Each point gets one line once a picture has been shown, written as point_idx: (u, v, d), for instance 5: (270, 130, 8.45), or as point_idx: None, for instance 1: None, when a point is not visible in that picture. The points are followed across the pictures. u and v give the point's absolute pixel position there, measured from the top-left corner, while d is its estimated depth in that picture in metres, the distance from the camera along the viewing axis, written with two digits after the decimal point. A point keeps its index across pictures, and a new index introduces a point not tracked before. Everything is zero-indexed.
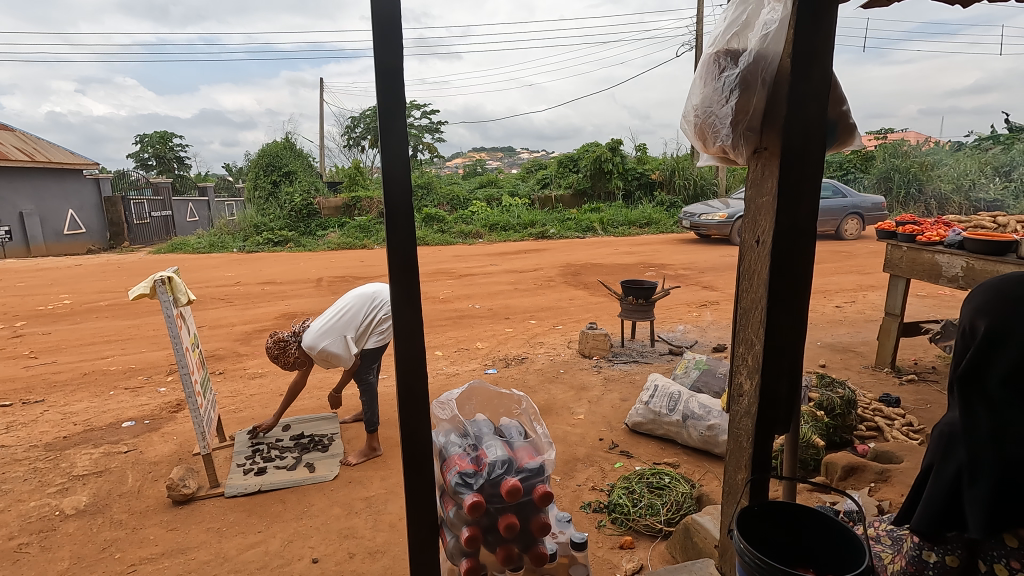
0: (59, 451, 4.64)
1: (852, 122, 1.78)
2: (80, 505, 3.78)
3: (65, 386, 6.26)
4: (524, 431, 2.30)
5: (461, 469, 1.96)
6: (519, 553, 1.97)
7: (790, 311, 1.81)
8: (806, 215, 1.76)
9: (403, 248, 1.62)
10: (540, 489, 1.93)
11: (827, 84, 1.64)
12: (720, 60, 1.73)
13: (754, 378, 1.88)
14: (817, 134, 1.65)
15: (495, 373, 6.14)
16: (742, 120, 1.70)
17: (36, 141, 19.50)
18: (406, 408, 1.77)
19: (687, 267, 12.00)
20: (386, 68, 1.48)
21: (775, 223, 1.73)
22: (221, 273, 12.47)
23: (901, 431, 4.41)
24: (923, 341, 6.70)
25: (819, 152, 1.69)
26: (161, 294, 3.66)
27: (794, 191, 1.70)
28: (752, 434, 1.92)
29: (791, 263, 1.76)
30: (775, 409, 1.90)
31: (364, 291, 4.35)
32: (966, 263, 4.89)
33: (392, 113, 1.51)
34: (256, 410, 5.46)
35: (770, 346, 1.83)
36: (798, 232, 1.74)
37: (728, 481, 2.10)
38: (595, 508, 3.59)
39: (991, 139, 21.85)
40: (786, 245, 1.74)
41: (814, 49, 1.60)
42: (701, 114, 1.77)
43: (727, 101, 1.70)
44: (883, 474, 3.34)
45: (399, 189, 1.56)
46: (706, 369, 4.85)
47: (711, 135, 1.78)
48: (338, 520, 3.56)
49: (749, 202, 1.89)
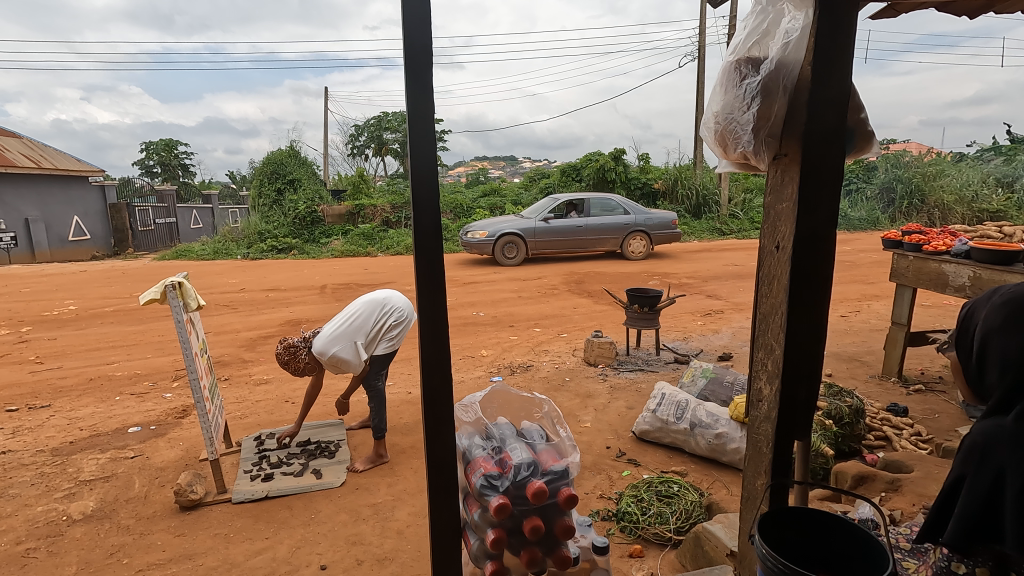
0: (66, 455, 4.64)
1: (870, 129, 1.79)
2: (87, 510, 3.77)
3: (71, 392, 6.26)
4: (547, 433, 2.30)
5: (487, 471, 1.96)
6: (543, 556, 1.97)
7: (810, 318, 1.82)
8: (827, 222, 1.76)
9: (431, 262, 1.66)
10: (565, 491, 1.94)
11: (846, 92, 1.67)
12: (741, 67, 1.73)
13: (773, 382, 1.89)
14: (836, 141, 1.67)
15: (500, 381, 6.14)
16: (764, 127, 1.71)
17: (43, 148, 19.63)
18: (431, 408, 1.78)
19: (690, 276, 12.02)
20: (416, 89, 1.53)
21: (795, 228, 1.75)
22: (225, 280, 12.51)
23: (910, 440, 4.40)
24: (929, 351, 6.69)
25: (839, 159, 1.71)
26: (172, 299, 3.67)
27: (814, 197, 1.72)
28: (771, 439, 1.93)
29: (812, 268, 1.77)
30: (794, 415, 1.91)
31: (373, 297, 4.37)
32: (972, 273, 4.90)
33: (422, 130, 1.56)
34: (262, 416, 5.46)
35: (790, 352, 1.84)
36: (818, 238, 1.75)
37: (746, 487, 2.10)
38: (603, 515, 3.57)
39: (992, 151, 21.96)
40: (807, 251, 1.75)
41: (833, 60, 1.64)
42: (721, 121, 1.79)
43: (748, 108, 1.71)
44: (893, 484, 3.33)
45: (428, 204, 1.61)
46: (713, 378, 4.84)
47: (732, 141, 1.77)
48: (345, 526, 3.56)
49: (768, 209, 1.91)
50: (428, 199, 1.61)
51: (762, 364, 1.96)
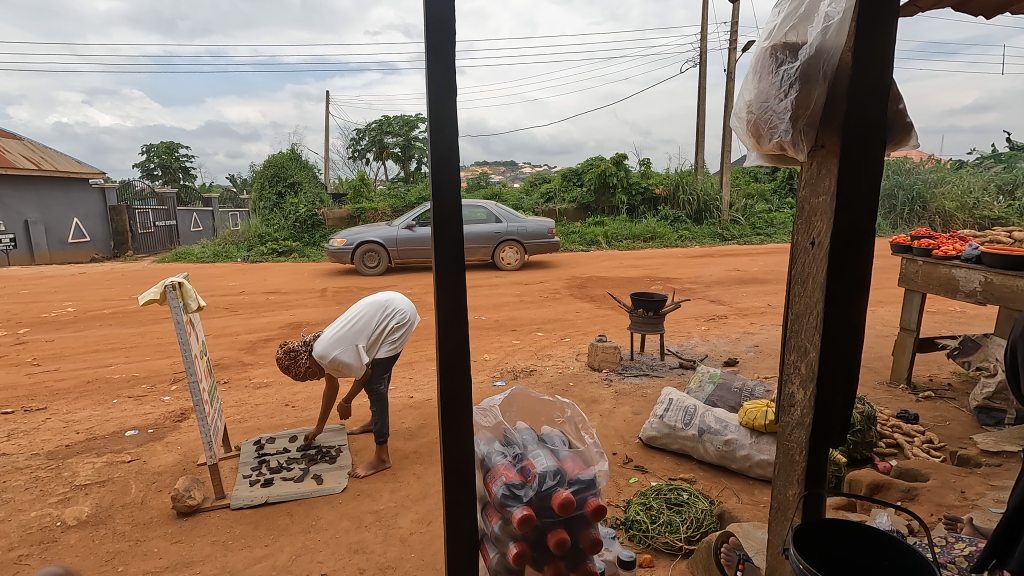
0: (61, 459, 4.55)
1: (908, 120, 1.73)
2: (82, 515, 3.68)
3: (68, 394, 6.17)
4: (569, 442, 2.23)
5: (508, 480, 1.88)
6: (567, 571, 1.89)
7: (848, 320, 1.75)
8: (866, 217, 1.70)
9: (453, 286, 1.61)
10: (592, 503, 1.88)
11: (888, 81, 1.61)
12: (777, 53, 1.70)
13: (808, 386, 1.83)
14: (876, 133, 1.62)
15: (504, 386, 6.06)
16: (801, 116, 1.67)
17: (44, 150, 19.59)
18: (448, 414, 1.70)
19: (693, 281, 11.95)
20: (436, 87, 1.50)
21: (832, 223, 1.68)
22: (225, 283, 12.44)
23: (922, 448, 4.31)
24: (937, 357, 6.61)
25: (880, 152, 1.65)
26: (171, 299, 3.59)
27: (852, 191, 1.66)
28: (806, 446, 1.86)
29: (852, 269, 1.71)
30: (831, 420, 1.84)
31: (376, 299, 4.29)
32: (984, 278, 4.82)
33: (442, 153, 1.52)
34: (261, 420, 5.37)
35: (825, 354, 1.77)
36: (856, 235, 1.69)
37: (779, 496, 2.05)
38: (611, 524, 3.49)
39: (992, 158, 21.97)
40: (844, 249, 1.69)
41: (877, 44, 1.57)
42: (755, 110, 1.76)
43: (786, 96, 1.67)
44: (909, 493, 3.25)
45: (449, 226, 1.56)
46: (721, 383, 4.76)
47: (768, 131, 1.75)
48: (347, 533, 3.47)
49: (803, 202, 1.85)
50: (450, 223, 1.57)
51: (793, 364, 1.92)
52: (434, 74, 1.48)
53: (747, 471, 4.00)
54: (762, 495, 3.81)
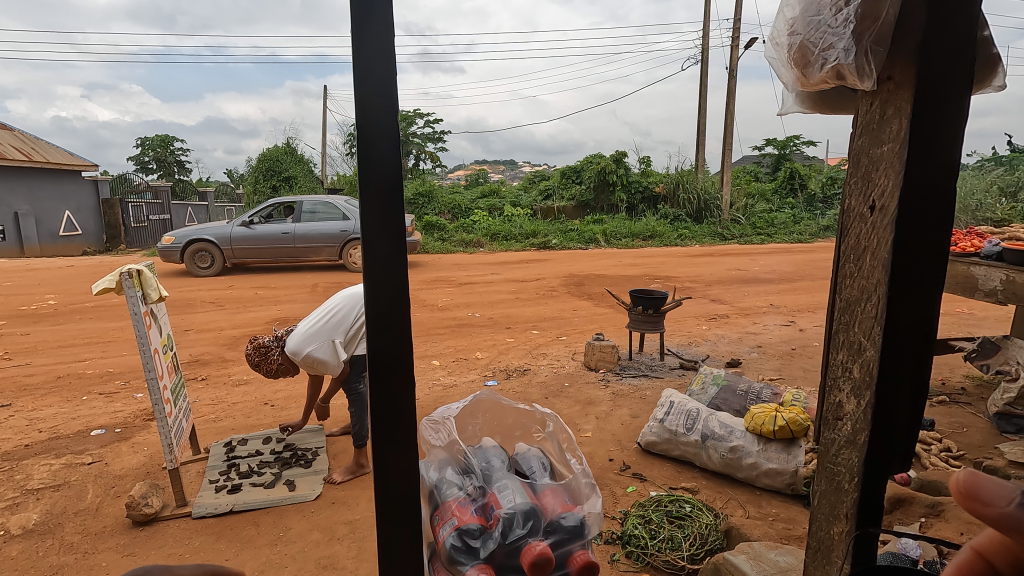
0: (17, 461, 4.23)
1: (997, 53, 1.59)
2: (28, 524, 3.37)
3: (36, 390, 5.85)
4: (547, 466, 1.95)
5: (461, 526, 1.61)
6: None
7: (918, 300, 1.57)
8: (943, 175, 1.51)
9: (393, 304, 1.37)
10: (579, 559, 1.56)
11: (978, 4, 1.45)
12: None
13: (864, 394, 1.66)
14: (961, 71, 1.48)
15: (496, 386, 5.75)
16: (868, 31, 1.48)
17: (35, 140, 19.17)
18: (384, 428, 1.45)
19: (693, 280, 11.66)
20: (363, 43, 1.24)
21: (904, 176, 1.50)
22: (214, 277, 12.11)
23: (940, 457, 4.01)
24: (949, 360, 6.32)
25: (965, 91, 1.49)
26: (128, 288, 3.28)
27: (930, 135, 1.49)
28: (859, 473, 1.69)
29: (922, 239, 1.53)
30: (892, 421, 1.64)
31: (355, 291, 3.98)
32: (1005, 276, 4.52)
33: (372, 148, 1.28)
34: (237, 420, 5.05)
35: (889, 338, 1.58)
36: (929, 194, 1.51)
37: (819, 532, 1.91)
38: (606, 539, 3.18)
39: (995, 161, 21.75)
40: (916, 211, 1.52)
41: None
42: (806, 28, 1.60)
43: (848, 5, 1.50)
44: (935, 509, 2.95)
45: (386, 235, 1.33)
46: (725, 386, 4.46)
47: (818, 52, 1.57)
48: (316, 547, 3.16)
49: (858, 157, 1.67)
50: (387, 232, 1.33)
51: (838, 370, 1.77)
52: (358, 55, 1.24)
53: (753, 480, 3.70)
54: (771, 507, 3.51)
